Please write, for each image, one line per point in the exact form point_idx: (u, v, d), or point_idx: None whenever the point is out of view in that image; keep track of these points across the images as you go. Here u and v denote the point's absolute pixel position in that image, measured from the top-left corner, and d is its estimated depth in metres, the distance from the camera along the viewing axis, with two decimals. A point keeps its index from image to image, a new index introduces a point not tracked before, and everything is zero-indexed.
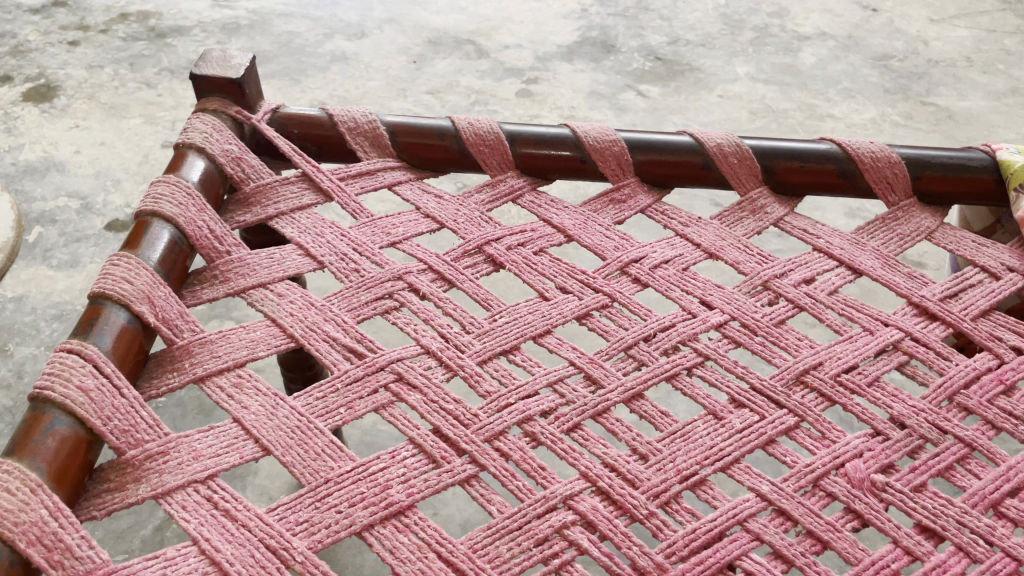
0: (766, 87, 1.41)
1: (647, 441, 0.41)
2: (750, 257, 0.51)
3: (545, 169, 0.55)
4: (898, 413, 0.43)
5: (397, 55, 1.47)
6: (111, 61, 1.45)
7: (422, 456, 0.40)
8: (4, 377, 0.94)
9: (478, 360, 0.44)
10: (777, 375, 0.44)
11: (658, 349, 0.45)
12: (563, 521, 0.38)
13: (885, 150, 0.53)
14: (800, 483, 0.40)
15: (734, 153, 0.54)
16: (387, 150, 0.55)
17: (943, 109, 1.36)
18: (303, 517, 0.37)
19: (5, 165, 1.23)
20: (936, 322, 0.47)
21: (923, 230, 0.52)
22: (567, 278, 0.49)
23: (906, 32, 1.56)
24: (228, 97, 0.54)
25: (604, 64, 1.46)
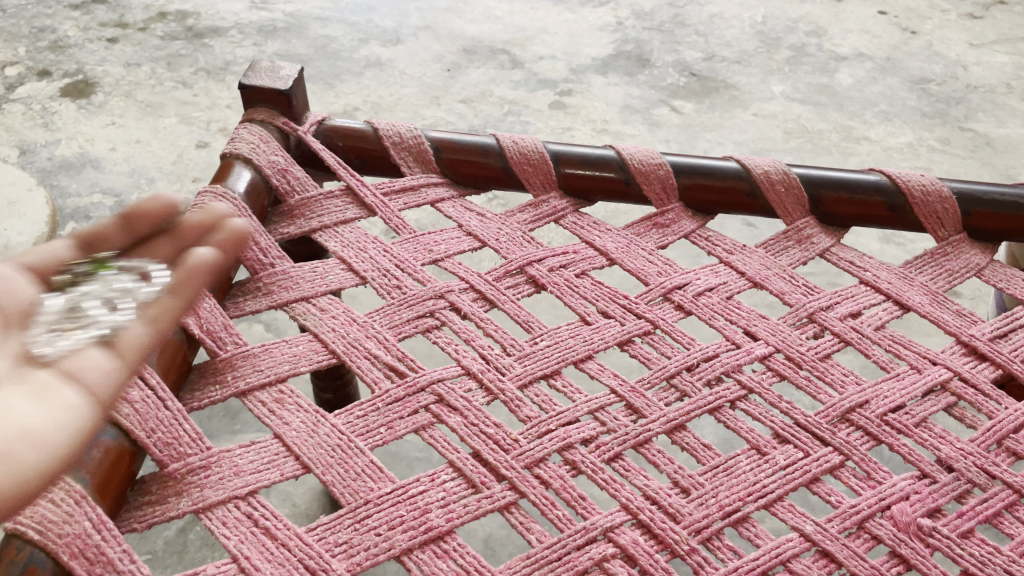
0: (801, 107, 1.40)
1: (689, 475, 0.41)
2: (796, 288, 0.50)
3: (588, 190, 0.54)
4: (945, 455, 0.42)
5: (432, 62, 1.48)
6: (149, 59, 1.46)
7: (462, 480, 0.40)
8: None
9: (519, 383, 0.44)
10: (822, 412, 0.44)
11: (701, 380, 0.45)
12: (603, 554, 0.37)
13: (935, 184, 0.53)
14: (845, 524, 0.39)
15: (782, 181, 0.53)
16: (431, 165, 0.54)
17: (981, 135, 1.35)
18: (342, 538, 0.37)
19: (42, 159, 1.24)
20: (986, 363, 0.46)
21: (972, 267, 0.51)
22: (610, 302, 0.49)
23: (946, 56, 1.54)
24: (276, 107, 0.54)
25: (639, 78, 1.46)
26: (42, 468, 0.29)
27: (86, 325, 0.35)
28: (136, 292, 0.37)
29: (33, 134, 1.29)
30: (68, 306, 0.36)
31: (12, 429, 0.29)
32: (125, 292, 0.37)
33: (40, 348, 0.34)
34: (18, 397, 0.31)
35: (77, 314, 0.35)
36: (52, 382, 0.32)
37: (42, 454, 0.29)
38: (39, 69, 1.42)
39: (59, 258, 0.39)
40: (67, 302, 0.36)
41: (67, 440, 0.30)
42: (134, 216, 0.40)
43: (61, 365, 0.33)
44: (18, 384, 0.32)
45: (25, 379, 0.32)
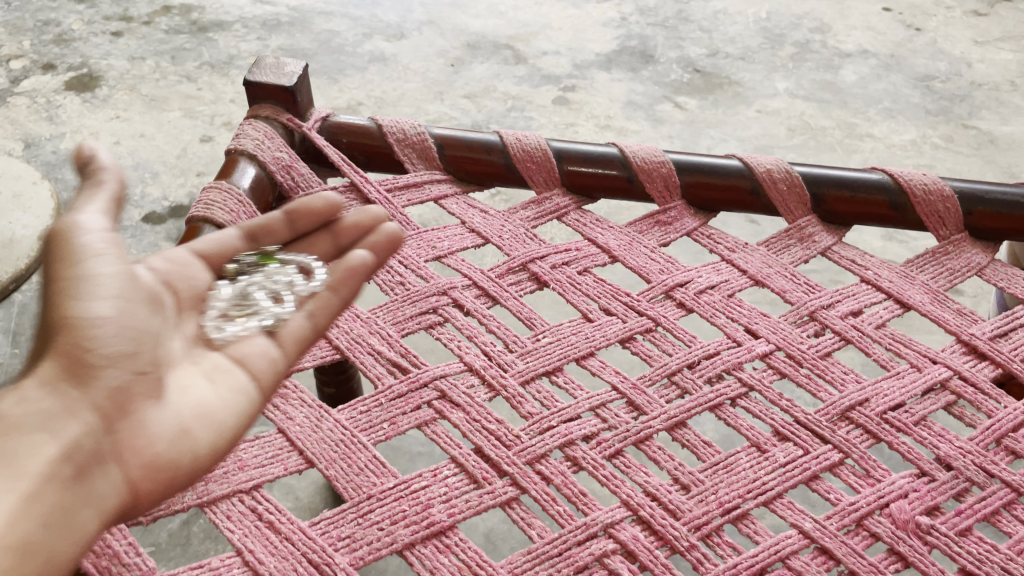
0: (804, 104, 1.40)
1: (690, 472, 0.41)
2: (797, 286, 0.50)
3: (590, 188, 0.55)
4: (944, 453, 0.42)
5: (436, 57, 1.48)
6: (153, 53, 1.46)
7: (463, 475, 0.40)
8: None
9: (521, 380, 0.44)
10: (822, 410, 0.44)
11: (702, 377, 0.45)
12: (603, 550, 0.38)
13: (937, 183, 0.53)
14: (844, 521, 0.39)
15: (784, 179, 0.54)
16: (435, 162, 0.55)
17: (985, 133, 1.35)
18: (345, 533, 0.37)
19: (47, 152, 1.24)
20: (986, 361, 0.47)
21: (973, 266, 0.51)
22: (612, 299, 0.49)
23: (950, 53, 1.54)
24: (281, 103, 0.54)
25: (642, 74, 1.46)
26: (211, 445, 0.34)
27: (255, 313, 0.41)
28: (296, 288, 0.43)
29: (38, 127, 1.29)
30: (239, 295, 0.42)
31: (190, 408, 0.34)
32: (287, 287, 0.43)
33: (214, 331, 0.39)
34: (194, 375, 0.36)
35: (248, 304, 0.41)
36: (222, 366, 0.37)
37: (212, 433, 0.34)
38: (44, 63, 1.42)
39: (231, 246, 0.44)
40: (238, 290, 0.42)
41: (232, 418, 0.35)
42: (299, 214, 0.44)
43: (233, 350, 0.38)
44: (197, 362, 0.37)
45: (201, 359, 0.37)
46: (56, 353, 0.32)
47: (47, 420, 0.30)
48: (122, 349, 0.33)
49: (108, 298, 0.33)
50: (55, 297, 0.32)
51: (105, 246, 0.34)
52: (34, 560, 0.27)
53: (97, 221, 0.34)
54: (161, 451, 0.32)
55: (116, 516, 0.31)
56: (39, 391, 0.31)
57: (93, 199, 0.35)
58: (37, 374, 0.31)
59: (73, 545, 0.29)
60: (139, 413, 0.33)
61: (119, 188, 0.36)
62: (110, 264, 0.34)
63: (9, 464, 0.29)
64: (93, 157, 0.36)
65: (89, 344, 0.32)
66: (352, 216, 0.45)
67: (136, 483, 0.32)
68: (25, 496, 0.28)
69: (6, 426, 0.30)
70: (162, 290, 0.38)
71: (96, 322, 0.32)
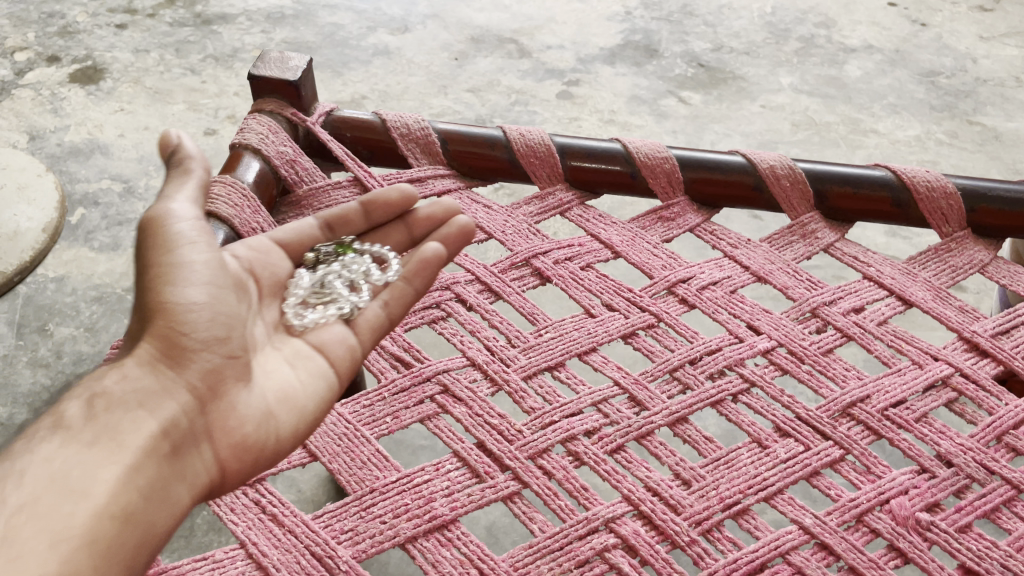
0: (809, 99, 1.40)
1: (691, 467, 0.41)
2: (799, 283, 0.50)
3: (593, 183, 0.55)
4: (945, 450, 0.43)
5: (440, 51, 1.47)
6: (157, 45, 1.46)
7: (466, 469, 0.40)
8: (44, 357, 0.95)
9: (523, 374, 0.44)
10: (823, 406, 0.44)
11: (704, 373, 0.45)
12: (604, 544, 0.38)
13: (941, 180, 0.53)
14: (844, 517, 0.40)
15: (787, 176, 0.54)
16: (438, 157, 0.55)
17: (990, 129, 1.34)
18: (348, 526, 0.37)
19: (51, 145, 1.25)
20: (987, 359, 0.47)
21: (976, 264, 0.51)
22: (614, 295, 0.49)
23: (956, 49, 1.53)
24: (285, 98, 0.54)
25: (647, 68, 1.45)
26: (292, 427, 0.36)
27: (332, 301, 0.43)
28: (371, 278, 0.44)
29: (43, 119, 1.29)
30: (317, 282, 0.44)
31: (274, 391, 0.36)
32: (364, 275, 0.45)
33: (295, 318, 0.41)
34: (277, 361, 0.38)
35: (326, 292, 0.43)
36: (303, 352, 0.39)
37: (293, 416, 0.36)
38: (48, 55, 1.42)
39: (309, 236, 0.45)
40: (316, 279, 0.44)
41: (313, 402, 0.37)
42: (374, 206, 0.46)
43: (312, 336, 0.40)
44: (278, 348, 0.39)
45: (283, 345, 0.40)
46: (154, 334, 0.34)
47: (146, 397, 0.33)
48: (213, 334, 0.35)
49: (198, 283, 0.36)
50: (151, 282, 0.35)
51: (196, 235, 0.37)
52: (137, 526, 0.29)
53: (186, 211, 0.37)
54: (250, 432, 0.35)
55: (208, 491, 0.34)
56: (138, 371, 0.34)
57: (183, 187, 0.38)
58: (136, 356, 0.34)
59: (168, 514, 0.31)
60: (229, 394, 0.35)
61: (205, 178, 0.39)
62: (201, 252, 0.37)
63: (115, 436, 0.31)
64: (179, 145, 0.38)
65: (182, 327, 0.35)
66: (426, 209, 0.46)
67: (224, 462, 0.34)
68: (130, 467, 0.30)
69: (111, 401, 0.32)
70: (246, 278, 0.41)
71: (189, 307, 0.35)
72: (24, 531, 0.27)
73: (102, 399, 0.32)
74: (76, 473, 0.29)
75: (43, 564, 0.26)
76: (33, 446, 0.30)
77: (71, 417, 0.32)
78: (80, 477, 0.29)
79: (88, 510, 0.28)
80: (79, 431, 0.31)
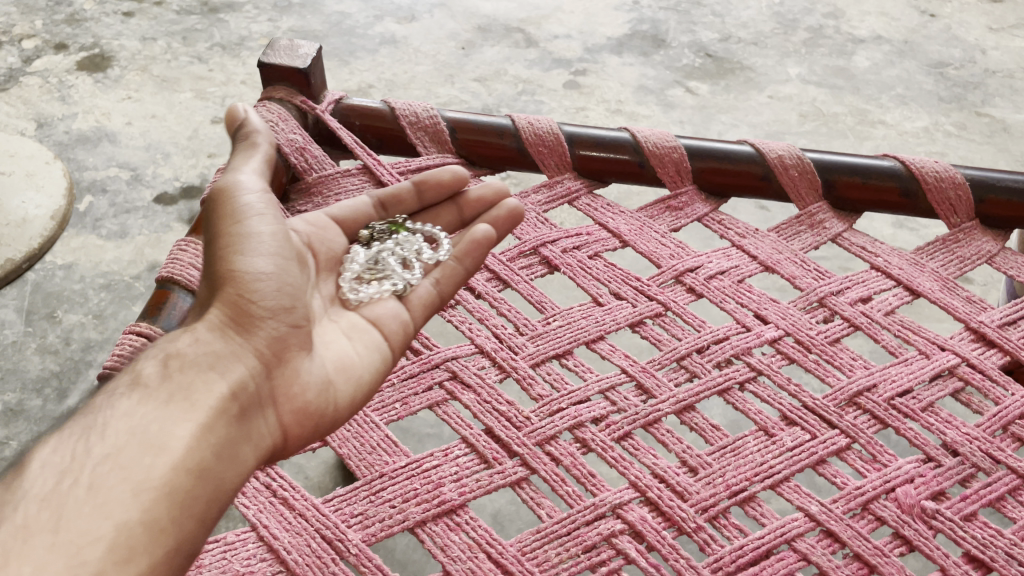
0: (817, 90, 1.39)
1: (698, 454, 0.41)
2: (807, 272, 0.50)
3: (602, 172, 0.55)
4: (951, 440, 0.43)
5: (447, 40, 1.47)
6: (164, 34, 1.46)
7: (474, 455, 0.41)
8: (52, 343, 0.96)
9: (531, 362, 0.45)
10: (830, 395, 0.44)
11: (711, 362, 0.45)
12: (611, 530, 0.38)
13: (949, 171, 0.53)
14: (850, 505, 0.40)
15: (795, 166, 0.54)
16: (447, 145, 0.55)
17: (998, 120, 1.34)
18: (358, 510, 0.38)
19: (59, 133, 1.25)
20: (994, 349, 0.47)
21: (984, 254, 0.51)
22: (622, 284, 0.49)
23: (965, 40, 1.52)
24: (294, 86, 0.55)
25: (654, 58, 1.45)
26: (350, 396, 0.37)
27: (386, 277, 0.44)
28: (422, 256, 0.45)
29: (50, 107, 1.29)
30: (371, 259, 0.45)
31: (333, 361, 0.38)
32: (416, 254, 0.46)
33: (349, 292, 0.42)
34: (335, 332, 0.40)
35: (379, 269, 0.44)
36: (359, 325, 0.41)
37: (351, 385, 0.37)
38: (56, 43, 1.42)
39: (365, 214, 0.47)
40: (370, 255, 0.45)
41: (368, 373, 0.39)
42: (427, 185, 0.48)
43: (366, 310, 0.42)
44: (336, 321, 0.41)
45: (339, 318, 0.41)
46: (224, 300, 0.35)
47: (218, 360, 0.33)
48: (281, 303, 0.36)
49: (265, 253, 0.37)
50: (222, 251, 0.36)
51: (263, 207, 0.38)
52: (209, 482, 0.30)
53: (253, 183, 0.38)
54: (311, 399, 0.36)
55: (269, 454, 0.34)
56: (210, 335, 0.34)
57: (250, 160, 0.39)
58: (207, 321, 0.35)
59: (237, 473, 0.31)
60: (293, 361, 0.36)
61: (270, 154, 0.41)
62: (267, 224, 0.38)
63: (189, 396, 0.31)
64: (248, 124, 0.41)
65: (251, 294, 0.35)
66: (476, 190, 0.48)
67: (287, 426, 0.35)
68: (205, 425, 0.31)
69: (185, 362, 0.33)
70: (304, 250, 0.43)
71: (257, 274, 0.36)
72: (108, 482, 0.28)
73: (177, 360, 0.33)
74: (154, 430, 0.30)
75: (125, 516, 0.27)
76: (112, 402, 0.31)
77: (147, 375, 0.32)
78: (159, 432, 0.30)
79: (167, 463, 0.29)
80: (156, 388, 0.31)
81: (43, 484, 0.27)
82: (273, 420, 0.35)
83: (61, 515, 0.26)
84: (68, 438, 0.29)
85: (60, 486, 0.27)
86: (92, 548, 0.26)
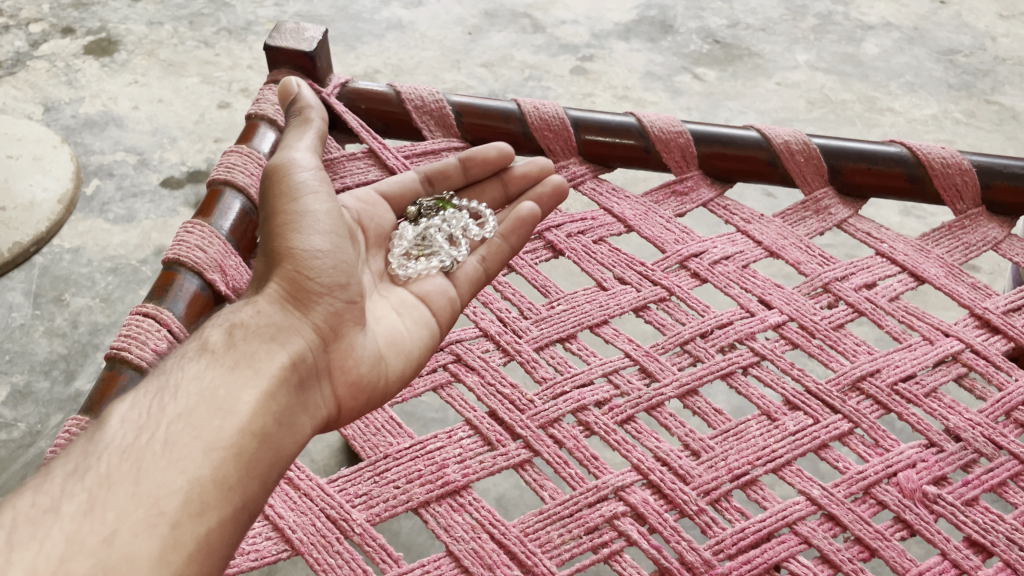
0: (825, 77, 1.38)
1: (700, 438, 0.41)
2: (812, 258, 0.50)
3: (607, 157, 0.55)
4: (954, 425, 0.43)
5: (454, 25, 1.47)
6: (171, 18, 1.46)
7: (478, 437, 0.41)
8: (60, 326, 0.96)
9: (535, 346, 0.45)
10: (834, 379, 0.44)
11: (714, 346, 0.46)
12: (614, 512, 0.39)
13: (956, 157, 0.53)
14: (852, 489, 0.40)
15: (801, 151, 0.54)
16: (452, 130, 0.55)
17: (1007, 108, 1.33)
18: (362, 490, 0.38)
19: (66, 117, 1.25)
20: (998, 335, 0.47)
21: (989, 241, 0.51)
22: (626, 268, 0.49)
23: (975, 27, 1.51)
24: (300, 69, 0.55)
25: (662, 44, 1.44)
26: (399, 370, 0.40)
27: (433, 254, 0.46)
28: (469, 233, 0.47)
29: (57, 91, 1.30)
30: (419, 236, 0.46)
31: (384, 336, 0.40)
32: (462, 230, 0.47)
33: (399, 269, 0.44)
34: (384, 308, 0.42)
35: (427, 245, 0.46)
36: (408, 302, 0.43)
37: (400, 360, 0.40)
38: (63, 27, 1.42)
39: (411, 189, 0.49)
40: (418, 232, 0.46)
41: (417, 348, 0.41)
42: (473, 162, 0.49)
43: (414, 286, 0.44)
44: (386, 296, 0.43)
45: (388, 294, 0.43)
46: (283, 276, 0.37)
47: (278, 331, 0.36)
48: (336, 280, 0.38)
49: (321, 231, 0.39)
50: (280, 228, 0.38)
51: (318, 183, 0.40)
52: (272, 446, 0.32)
53: (307, 161, 0.40)
54: (364, 372, 0.38)
55: (326, 423, 0.37)
56: (271, 307, 0.37)
57: (302, 136, 0.42)
58: (267, 294, 0.37)
59: (297, 439, 0.34)
60: (348, 335, 0.38)
61: (322, 131, 0.43)
62: (322, 201, 0.40)
63: (253, 363, 0.34)
64: (302, 104, 0.43)
65: (309, 271, 0.37)
66: (522, 167, 0.49)
67: (342, 398, 0.37)
68: (268, 392, 0.33)
69: (248, 332, 0.35)
70: (355, 226, 0.45)
71: (314, 251, 0.38)
72: (182, 440, 0.30)
73: (241, 330, 0.35)
74: (222, 393, 0.32)
75: (198, 472, 0.29)
76: (183, 366, 0.33)
77: (214, 343, 0.35)
78: (226, 397, 0.32)
79: (234, 426, 0.31)
80: (222, 356, 0.34)
81: (123, 438, 0.30)
82: (329, 392, 0.37)
83: (140, 468, 0.29)
84: (145, 396, 0.32)
85: (138, 442, 0.30)
86: (169, 501, 0.28)
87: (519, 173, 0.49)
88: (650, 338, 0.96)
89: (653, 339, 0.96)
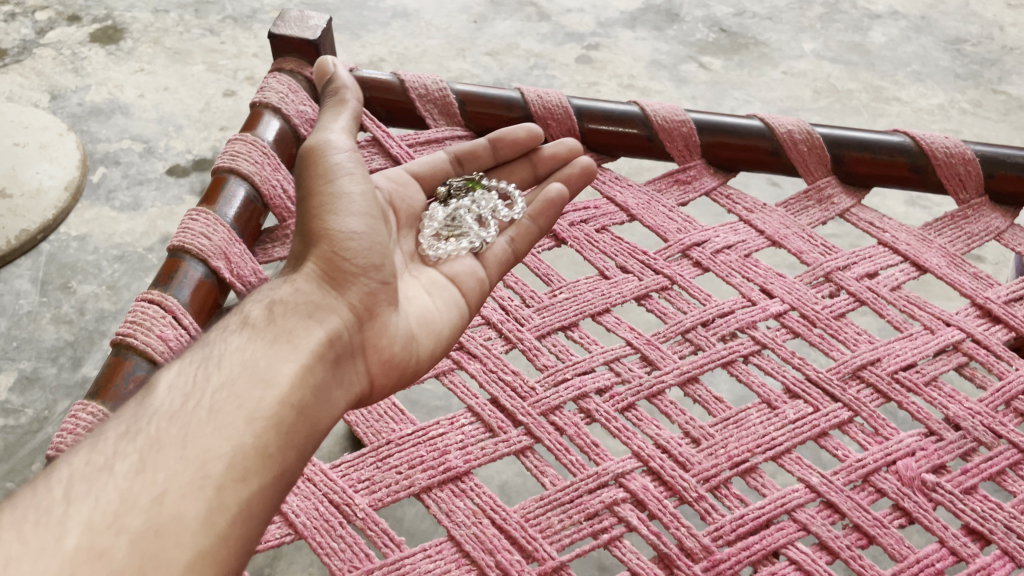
0: (831, 66, 1.38)
1: (700, 426, 0.42)
2: (814, 248, 0.50)
3: (611, 145, 0.55)
4: (954, 414, 0.43)
5: (459, 13, 1.46)
6: (177, 6, 1.46)
7: (479, 424, 0.41)
8: (67, 313, 0.97)
9: (537, 334, 0.45)
10: (834, 368, 0.44)
11: (715, 335, 0.46)
12: (613, 498, 0.39)
13: (960, 146, 0.53)
14: (850, 477, 0.40)
15: (804, 140, 0.54)
16: (456, 118, 0.55)
17: (1015, 98, 1.32)
18: (365, 475, 0.39)
19: (72, 104, 1.25)
20: (999, 325, 0.47)
21: (992, 231, 0.51)
22: (628, 257, 0.49)
23: (983, 16, 1.50)
24: (305, 57, 0.55)
25: (667, 33, 1.44)
26: (430, 350, 0.40)
27: (462, 235, 0.46)
28: (498, 215, 0.47)
29: (64, 79, 1.30)
30: (449, 216, 0.47)
31: (416, 317, 0.40)
32: (492, 212, 0.48)
33: (429, 249, 0.44)
34: (416, 287, 0.42)
35: (456, 227, 0.46)
36: (439, 282, 0.43)
37: (431, 340, 0.40)
38: (69, 14, 1.43)
39: (441, 169, 0.49)
40: (448, 212, 0.47)
41: (447, 329, 0.41)
42: (503, 143, 0.49)
43: (444, 267, 0.44)
44: (417, 276, 0.43)
45: (420, 274, 0.43)
46: (320, 255, 0.38)
47: (316, 308, 0.36)
48: (370, 260, 0.38)
49: (356, 213, 0.39)
50: (315, 210, 0.38)
51: (352, 165, 0.40)
52: (309, 419, 0.32)
53: (343, 143, 0.40)
54: (397, 351, 0.38)
55: (359, 400, 0.37)
56: (308, 285, 0.37)
57: (338, 117, 0.42)
58: (304, 273, 0.38)
59: (333, 413, 0.34)
60: (382, 315, 0.38)
61: (357, 111, 0.43)
62: (357, 183, 0.40)
63: (291, 339, 0.34)
64: (337, 82, 0.43)
65: (344, 251, 0.38)
66: (551, 147, 0.49)
67: (375, 376, 0.38)
68: (306, 366, 0.33)
69: (288, 308, 0.36)
70: (387, 208, 0.45)
71: (349, 233, 0.38)
72: (226, 408, 0.30)
73: (281, 306, 0.36)
74: (262, 366, 0.32)
75: (239, 439, 0.30)
76: (226, 339, 0.34)
77: (254, 318, 0.35)
78: (267, 368, 0.32)
79: (274, 397, 0.31)
80: (263, 331, 0.34)
81: (171, 404, 0.31)
82: (362, 369, 0.37)
83: (186, 433, 0.29)
84: (191, 367, 0.33)
85: (184, 409, 0.30)
86: (214, 465, 0.29)
87: (549, 153, 0.50)
88: (653, 327, 0.96)
89: (656, 328, 0.96)
